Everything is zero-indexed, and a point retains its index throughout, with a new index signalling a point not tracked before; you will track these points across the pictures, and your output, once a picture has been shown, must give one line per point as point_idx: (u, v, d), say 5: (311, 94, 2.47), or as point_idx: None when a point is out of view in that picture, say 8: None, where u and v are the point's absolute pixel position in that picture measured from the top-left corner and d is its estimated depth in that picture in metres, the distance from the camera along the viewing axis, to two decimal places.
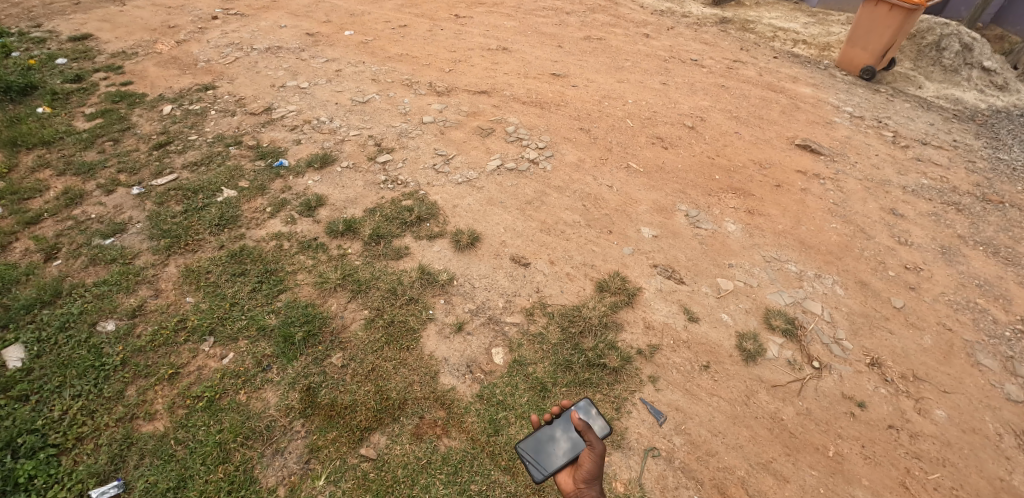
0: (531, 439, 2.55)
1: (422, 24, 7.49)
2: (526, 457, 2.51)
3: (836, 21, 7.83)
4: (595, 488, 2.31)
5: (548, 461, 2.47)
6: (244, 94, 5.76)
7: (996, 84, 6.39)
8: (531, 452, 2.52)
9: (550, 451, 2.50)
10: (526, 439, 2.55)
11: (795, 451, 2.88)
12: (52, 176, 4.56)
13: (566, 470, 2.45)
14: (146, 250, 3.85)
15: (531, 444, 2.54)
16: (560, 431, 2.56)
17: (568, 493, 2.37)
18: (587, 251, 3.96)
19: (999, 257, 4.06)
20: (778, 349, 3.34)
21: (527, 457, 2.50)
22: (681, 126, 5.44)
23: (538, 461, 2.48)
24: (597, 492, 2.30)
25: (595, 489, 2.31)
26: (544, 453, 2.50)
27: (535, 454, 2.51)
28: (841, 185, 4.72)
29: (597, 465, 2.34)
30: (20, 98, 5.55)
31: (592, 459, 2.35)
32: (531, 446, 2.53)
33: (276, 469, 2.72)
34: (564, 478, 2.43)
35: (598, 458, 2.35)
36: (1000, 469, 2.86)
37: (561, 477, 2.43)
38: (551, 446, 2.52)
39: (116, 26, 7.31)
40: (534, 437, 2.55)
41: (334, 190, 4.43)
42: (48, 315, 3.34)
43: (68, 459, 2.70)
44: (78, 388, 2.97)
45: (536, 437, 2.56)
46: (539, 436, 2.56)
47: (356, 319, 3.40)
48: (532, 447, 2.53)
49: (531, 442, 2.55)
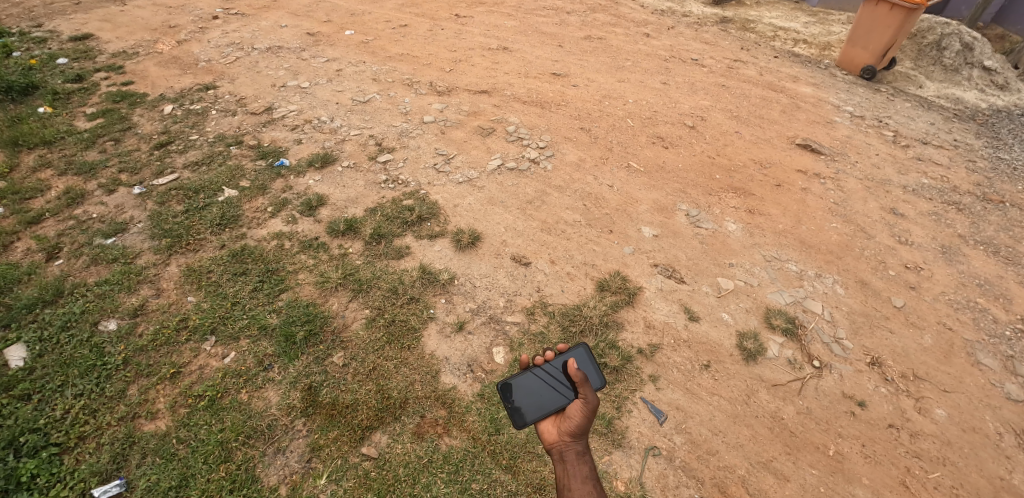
0: (519, 382, 2.54)
1: (423, 24, 7.49)
2: (513, 399, 2.51)
3: (836, 20, 7.83)
4: (579, 442, 2.30)
5: (535, 407, 2.47)
6: (245, 93, 5.77)
7: (997, 84, 6.39)
8: (518, 395, 2.52)
9: (537, 397, 2.50)
10: (514, 381, 2.54)
11: (796, 450, 2.88)
12: (53, 176, 4.57)
13: (552, 418, 2.45)
14: (147, 250, 3.86)
15: (519, 386, 2.53)
16: (552, 378, 2.53)
17: (550, 441, 2.38)
18: (587, 250, 3.96)
19: (1000, 257, 4.06)
20: (778, 348, 3.35)
21: (513, 400, 2.50)
22: (681, 126, 5.44)
23: (524, 404, 2.49)
24: (580, 446, 2.30)
25: (579, 444, 2.30)
26: (532, 398, 2.50)
27: (523, 397, 2.51)
28: (841, 184, 4.73)
29: (586, 420, 2.31)
30: (21, 98, 5.55)
31: (582, 413, 2.31)
32: (519, 389, 2.52)
33: (277, 468, 2.72)
34: (548, 426, 2.44)
35: (588, 413, 2.31)
36: (1000, 468, 2.86)
37: (545, 425, 2.44)
38: (540, 392, 2.50)
39: (117, 26, 7.32)
40: (523, 381, 2.54)
41: (334, 189, 4.44)
42: (50, 315, 3.35)
43: (70, 459, 2.71)
44: (80, 387, 2.98)
45: (525, 381, 2.54)
46: (529, 380, 2.54)
47: (358, 318, 3.41)
48: (520, 390, 2.53)
49: (519, 384, 2.54)
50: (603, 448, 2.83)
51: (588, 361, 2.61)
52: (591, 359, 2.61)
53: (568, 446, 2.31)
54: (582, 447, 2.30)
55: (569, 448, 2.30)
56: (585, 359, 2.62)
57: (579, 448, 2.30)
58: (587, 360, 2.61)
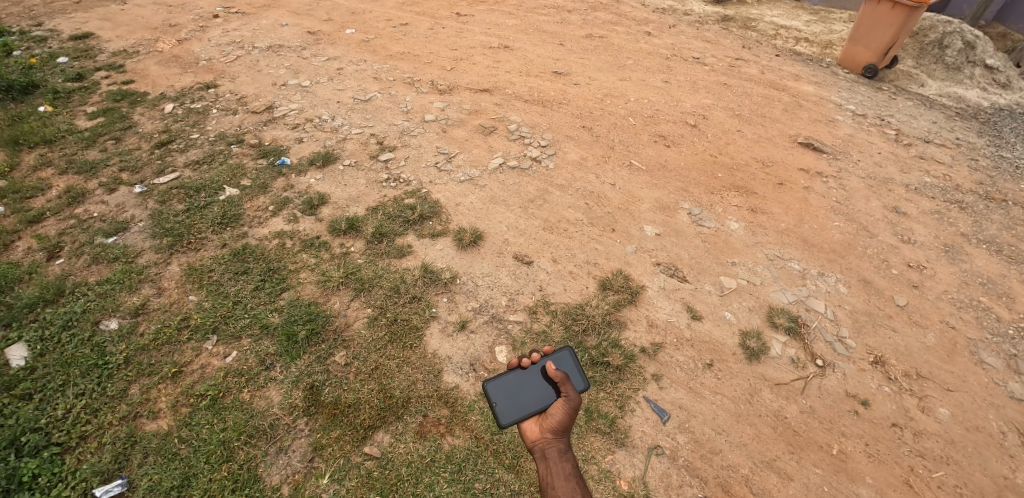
0: (500, 381, 2.50)
1: (424, 22, 7.47)
2: (493, 399, 2.47)
3: (838, 19, 7.81)
4: (562, 440, 2.33)
5: (516, 406, 2.45)
6: (246, 92, 5.75)
7: (999, 82, 6.37)
8: (500, 394, 2.49)
9: (519, 396, 2.48)
10: (495, 381, 2.50)
11: (799, 449, 2.88)
12: (53, 175, 4.56)
13: (533, 417, 2.44)
14: (147, 249, 3.85)
15: (500, 386, 2.50)
16: (532, 378, 2.52)
17: (532, 439, 2.39)
18: (590, 249, 3.95)
19: (1002, 256, 4.05)
20: (781, 347, 3.34)
21: (495, 399, 2.47)
22: (683, 124, 5.43)
23: (506, 404, 2.46)
24: (562, 444, 2.33)
25: (561, 441, 2.33)
26: (513, 397, 2.48)
27: (504, 396, 2.48)
28: (843, 183, 4.72)
29: (568, 417, 2.35)
30: (21, 97, 5.54)
31: (564, 411, 2.35)
32: (500, 388, 2.50)
33: (279, 467, 2.72)
34: (529, 426, 2.43)
35: (570, 411, 2.35)
36: (1004, 467, 2.86)
37: (526, 424, 2.44)
38: (521, 391, 2.49)
39: (117, 24, 7.31)
40: (504, 380, 2.51)
41: (336, 188, 4.43)
42: (51, 314, 3.34)
43: (72, 458, 2.70)
44: (82, 387, 2.97)
45: (506, 381, 2.51)
46: (511, 380, 2.51)
47: (360, 318, 3.40)
48: (502, 390, 2.50)
49: (500, 384, 2.50)
50: (606, 447, 2.82)
51: (571, 362, 2.60)
52: (574, 361, 2.60)
53: (550, 444, 2.33)
54: (564, 445, 2.33)
55: (551, 446, 2.32)
56: (568, 360, 2.60)
57: (561, 445, 2.32)
58: (570, 362, 2.60)
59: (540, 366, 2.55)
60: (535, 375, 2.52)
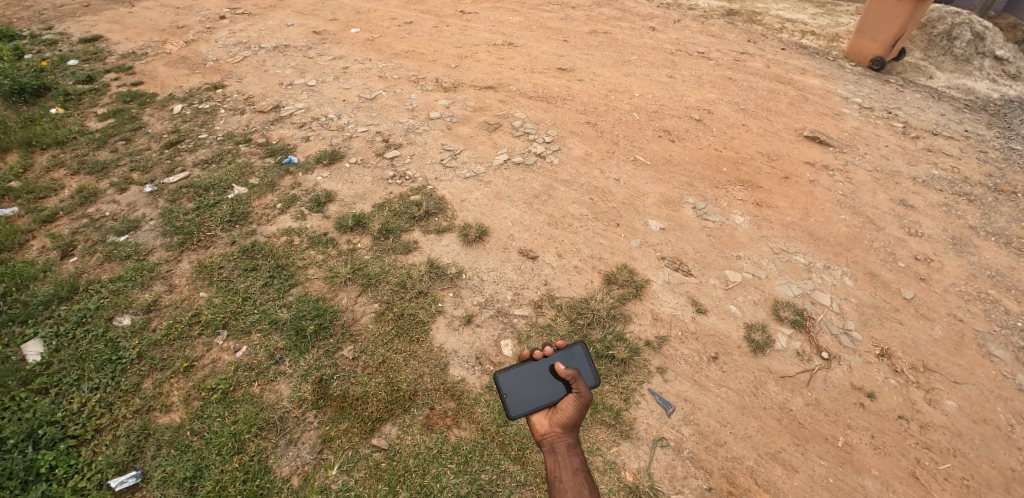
0: (512, 373, 2.51)
1: (428, 21, 7.50)
2: (503, 390, 2.49)
3: (845, 11, 7.74)
4: (570, 435, 2.34)
5: (527, 398, 2.47)
6: (253, 92, 5.81)
7: (1009, 74, 6.28)
8: (511, 385, 2.50)
9: (529, 389, 2.50)
10: (507, 372, 2.51)
11: (804, 441, 2.89)
12: (66, 176, 4.64)
13: (542, 411, 2.47)
14: (159, 247, 3.92)
15: (511, 377, 2.51)
16: (544, 372, 2.54)
17: (540, 432, 2.41)
18: (594, 244, 3.97)
19: (1011, 248, 4.02)
20: (786, 340, 3.34)
21: (505, 390, 2.49)
22: (687, 119, 5.42)
23: (514, 396, 2.48)
24: (571, 439, 2.34)
25: (570, 436, 2.34)
26: (524, 389, 2.50)
27: (515, 389, 2.50)
28: (850, 176, 4.69)
29: (579, 412, 2.35)
30: (33, 99, 5.64)
31: (575, 406, 2.35)
32: (511, 380, 2.51)
33: (290, 459, 2.77)
34: (539, 418, 2.45)
35: (580, 406, 2.35)
36: (1012, 459, 2.84)
37: (537, 417, 2.46)
38: (533, 385, 2.50)
39: (126, 27, 7.41)
40: (516, 372, 2.51)
41: (343, 186, 4.47)
42: (65, 311, 3.40)
43: (87, 450, 2.76)
44: (96, 381, 3.03)
45: (518, 373, 2.52)
46: (523, 372, 2.52)
47: (366, 313, 3.44)
48: (513, 381, 2.51)
49: (511, 376, 2.51)
50: (611, 439, 2.85)
51: (583, 358, 2.61)
52: (586, 357, 2.61)
53: (560, 438, 2.34)
54: (572, 439, 2.33)
55: (560, 440, 2.33)
56: (580, 356, 2.61)
57: (569, 440, 2.33)
58: (582, 358, 2.61)
59: (553, 360, 2.57)
60: (547, 368, 2.54)
